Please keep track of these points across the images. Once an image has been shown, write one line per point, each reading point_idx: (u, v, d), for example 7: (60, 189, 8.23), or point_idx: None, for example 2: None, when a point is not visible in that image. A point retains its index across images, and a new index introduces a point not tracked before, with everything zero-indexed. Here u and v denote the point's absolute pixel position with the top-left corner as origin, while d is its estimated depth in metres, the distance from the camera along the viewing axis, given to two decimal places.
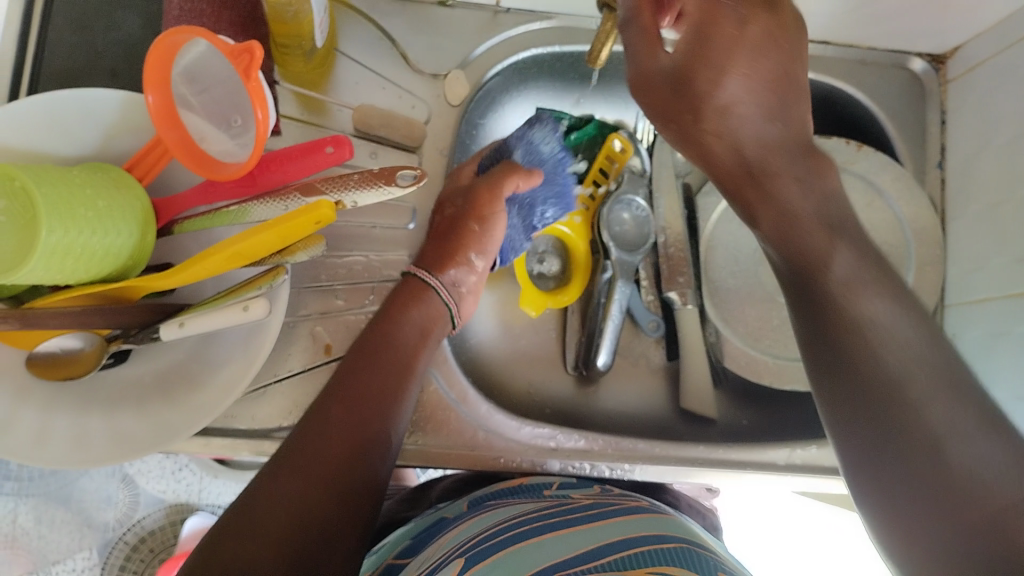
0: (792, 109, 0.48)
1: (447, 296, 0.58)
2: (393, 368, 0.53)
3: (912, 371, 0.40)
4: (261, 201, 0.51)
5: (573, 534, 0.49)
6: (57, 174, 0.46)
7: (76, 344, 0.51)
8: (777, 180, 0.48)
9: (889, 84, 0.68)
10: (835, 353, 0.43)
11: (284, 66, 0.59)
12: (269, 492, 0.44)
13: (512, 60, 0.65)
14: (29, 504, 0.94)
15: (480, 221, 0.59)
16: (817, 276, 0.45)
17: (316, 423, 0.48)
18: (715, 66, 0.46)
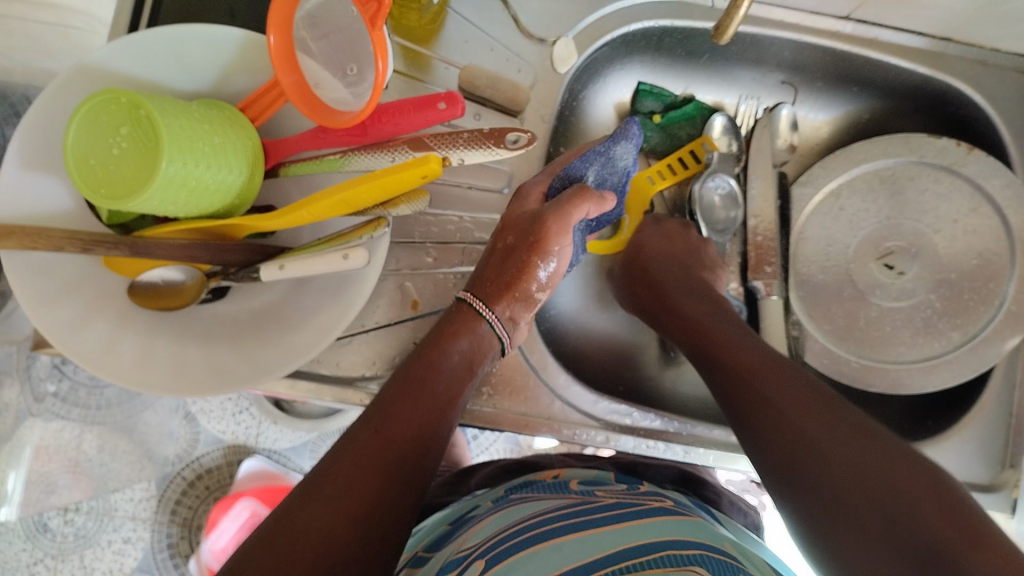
0: (684, 242, 0.65)
1: (498, 328, 0.56)
2: (429, 402, 0.51)
3: (854, 457, 0.43)
4: (363, 153, 0.52)
5: (610, 532, 0.48)
6: (179, 106, 0.48)
7: (177, 277, 0.53)
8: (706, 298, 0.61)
9: (1008, 88, 0.66)
10: (775, 449, 0.47)
11: (397, 20, 0.60)
12: (297, 519, 0.43)
13: (621, 32, 0.64)
14: (94, 432, 0.99)
15: (542, 254, 0.56)
16: (737, 387, 0.51)
17: (344, 457, 0.47)
18: (647, 248, 0.65)
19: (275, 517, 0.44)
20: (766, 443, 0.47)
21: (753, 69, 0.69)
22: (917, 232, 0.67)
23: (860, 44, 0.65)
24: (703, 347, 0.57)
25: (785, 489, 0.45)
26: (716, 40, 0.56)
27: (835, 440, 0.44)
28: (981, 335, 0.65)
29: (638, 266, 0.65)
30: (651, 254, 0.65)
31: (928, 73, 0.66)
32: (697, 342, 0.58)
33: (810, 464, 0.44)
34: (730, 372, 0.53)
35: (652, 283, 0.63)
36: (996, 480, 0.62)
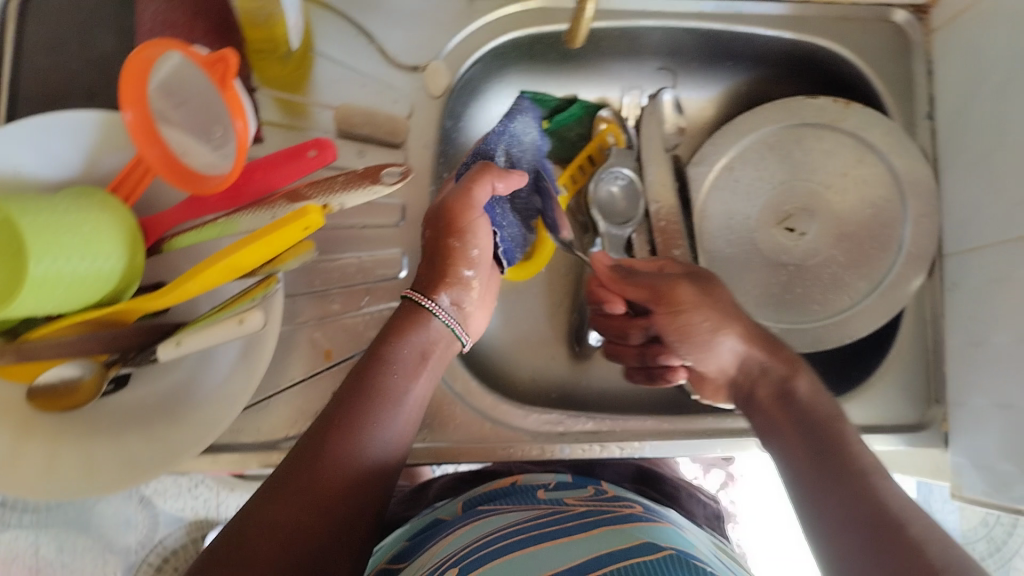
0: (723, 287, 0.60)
1: (447, 318, 0.55)
2: (393, 396, 0.51)
3: (929, 539, 0.42)
4: (250, 210, 0.50)
5: (585, 541, 0.48)
6: (41, 202, 0.46)
7: (74, 373, 0.50)
8: (792, 363, 0.55)
9: (873, 37, 0.68)
10: (847, 507, 0.45)
11: (261, 71, 0.58)
12: (262, 521, 0.44)
13: (491, 47, 0.64)
14: (50, 534, 0.89)
15: (459, 236, 0.56)
16: (832, 445, 0.49)
17: (311, 447, 0.47)
18: (701, 281, 0.59)
19: (240, 516, 0.44)
20: (849, 519, 0.44)
21: (630, 60, 0.70)
22: (810, 191, 0.69)
23: (725, 20, 0.66)
24: (801, 420, 0.52)
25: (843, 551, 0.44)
26: (570, 42, 0.59)
27: (913, 521, 0.43)
28: (886, 281, 0.66)
29: (702, 302, 0.57)
30: (721, 292, 0.58)
31: (797, 37, 0.67)
32: (788, 414, 0.53)
33: (889, 545, 0.42)
34: (837, 445, 0.49)
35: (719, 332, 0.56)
36: (924, 417, 0.65)
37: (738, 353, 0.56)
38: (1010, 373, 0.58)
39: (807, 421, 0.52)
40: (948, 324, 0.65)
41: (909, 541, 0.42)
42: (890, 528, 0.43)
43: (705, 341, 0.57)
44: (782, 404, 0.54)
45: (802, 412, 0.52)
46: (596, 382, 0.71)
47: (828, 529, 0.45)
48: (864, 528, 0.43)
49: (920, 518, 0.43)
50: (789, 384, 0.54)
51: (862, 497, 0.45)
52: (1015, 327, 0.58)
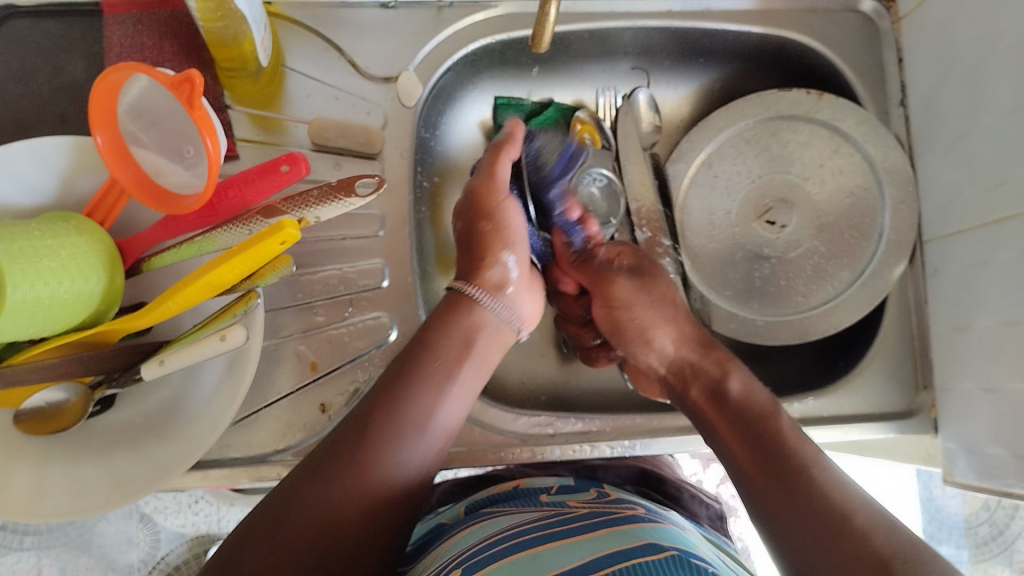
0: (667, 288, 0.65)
1: (490, 300, 0.59)
2: (439, 379, 0.54)
3: (867, 518, 0.43)
4: (227, 227, 0.50)
5: (587, 541, 0.47)
6: (15, 228, 0.45)
7: (60, 396, 0.51)
8: (726, 365, 0.58)
9: (841, 28, 0.68)
10: (784, 487, 0.47)
11: (233, 89, 0.59)
12: (304, 493, 0.46)
13: (461, 54, 0.65)
14: (53, 556, 0.88)
15: (490, 219, 0.60)
16: (768, 423, 0.52)
17: (360, 423, 0.50)
18: (649, 274, 0.65)
19: (284, 488, 0.47)
20: (799, 516, 0.45)
21: (602, 62, 0.71)
22: (789, 182, 0.69)
23: (693, 18, 0.67)
24: (738, 421, 0.53)
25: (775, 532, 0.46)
26: (535, 50, 0.58)
27: (848, 499, 0.45)
28: (869, 269, 0.66)
29: (634, 300, 0.64)
30: (661, 292, 0.64)
31: (766, 31, 0.68)
32: (721, 413, 0.55)
33: (819, 522, 0.44)
34: (775, 439, 0.50)
35: (655, 330, 0.63)
36: (913, 404, 0.65)
37: (675, 354, 0.61)
38: (996, 354, 0.58)
39: (744, 421, 0.53)
40: (931, 309, 0.65)
41: (852, 532, 0.42)
42: (835, 521, 0.43)
43: (638, 337, 0.63)
44: (715, 405, 0.56)
45: (739, 412, 0.54)
46: (586, 382, 0.72)
47: (774, 527, 0.46)
48: (799, 510, 0.45)
49: (861, 502, 0.44)
50: (719, 386, 0.57)
51: (808, 493, 0.46)
52: (997, 309, 0.58)
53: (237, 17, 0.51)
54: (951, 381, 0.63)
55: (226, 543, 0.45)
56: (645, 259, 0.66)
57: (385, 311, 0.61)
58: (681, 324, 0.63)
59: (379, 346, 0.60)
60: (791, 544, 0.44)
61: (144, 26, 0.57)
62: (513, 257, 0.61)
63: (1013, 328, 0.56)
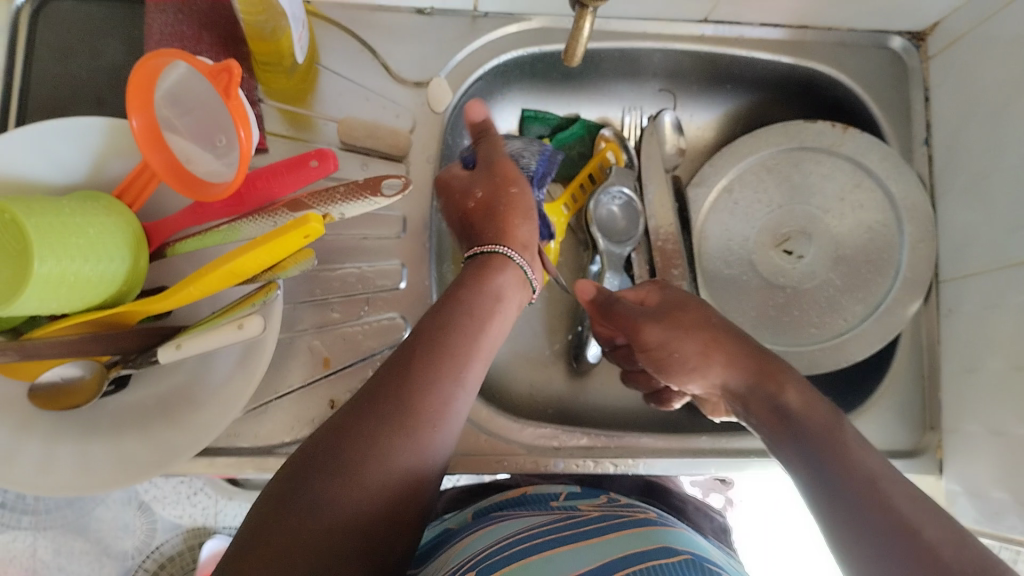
0: (696, 303, 0.59)
1: (522, 261, 0.58)
2: (474, 334, 0.52)
3: (939, 531, 0.40)
4: (250, 218, 0.51)
5: (602, 545, 0.47)
6: (47, 205, 0.46)
7: (76, 372, 0.51)
8: (776, 377, 0.53)
9: (869, 64, 0.69)
10: (849, 498, 0.43)
11: (267, 84, 0.60)
12: (349, 436, 0.45)
13: (492, 64, 0.66)
14: (48, 536, 0.86)
15: (514, 184, 0.60)
16: (829, 428, 0.48)
17: (394, 375, 0.48)
18: (676, 298, 0.60)
19: (327, 429, 0.45)
20: (866, 527, 0.42)
21: (630, 82, 0.71)
22: (808, 215, 0.70)
23: (724, 44, 0.68)
24: (796, 430, 0.49)
25: (845, 545, 0.43)
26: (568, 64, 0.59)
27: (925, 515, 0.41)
28: (882, 305, 0.67)
29: (669, 338, 0.57)
30: (691, 316, 0.58)
31: (794, 62, 0.69)
32: (780, 427, 0.50)
33: (894, 540, 0.40)
34: (837, 448, 0.46)
35: (700, 357, 0.57)
36: (920, 444, 0.65)
37: (724, 376, 0.56)
38: (1008, 399, 0.58)
39: (803, 433, 0.49)
40: (943, 350, 0.65)
41: (926, 545, 0.39)
42: (904, 532, 0.40)
43: (679, 369, 0.58)
44: (777, 418, 0.51)
45: (796, 421, 0.50)
46: (593, 399, 0.72)
47: (847, 540, 0.42)
48: (870, 526, 0.42)
49: (931, 514, 0.41)
50: (776, 399, 0.52)
51: (876, 510, 0.42)
52: (1009, 351, 0.58)
53: (278, 12, 0.51)
54: (962, 424, 0.62)
55: (266, 491, 0.43)
56: (671, 288, 0.61)
57: (400, 312, 0.61)
58: (730, 331, 0.57)
59: (392, 346, 0.60)
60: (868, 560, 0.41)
61: (185, 15, 0.57)
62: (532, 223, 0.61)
63: None
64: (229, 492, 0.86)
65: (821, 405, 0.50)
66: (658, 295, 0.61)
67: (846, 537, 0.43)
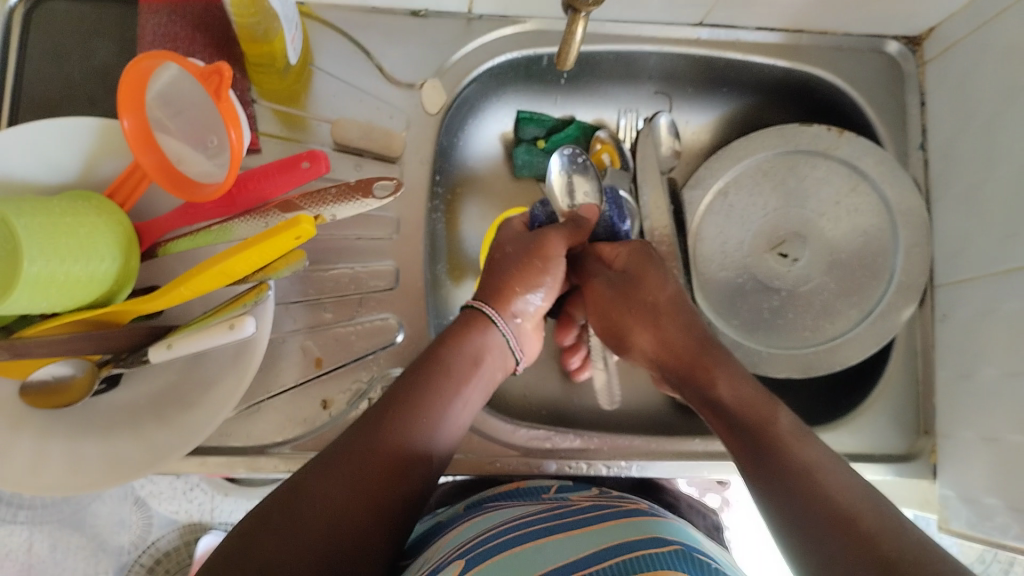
0: (654, 272, 0.60)
1: (507, 332, 0.58)
2: (449, 394, 0.53)
3: (874, 517, 0.41)
4: (243, 218, 0.51)
5: (589, 534, 0.48)
6: (37, 205, 0.46)
7: (67, 371, 0.51)
8: (710, 368, 0.54)
9: (865, 68, 0.69)
10: (788, 490, 0.44)
11: (261, 85, 0.60)
12: (312, 492, 0.46)
13: (487, 66, 0.66)
14: (45, 531, 0.86)
15: (545, 261, 0.59)
16: (767, 424, 0.49)
17: (362, 434, 0.49)
18: (640, 270, 0.60)
19: (291, 483, 0.46)
20: (805, 519, 0.42)
21: (626, 84, 0.71)
22: (804, 219, 0.69)
23: (719, 47, 0.68)
24: (733, 425, 0.50)
25: (787, 536, 0.43)
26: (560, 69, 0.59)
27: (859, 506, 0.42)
28: (876, 309, 0.67)
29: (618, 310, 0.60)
30: (648, 290, 0.59)
31: (788, 65, 0.69)
32: (721, 423, 0.51)
33: (823, 528, 0.41)
34: (783, 446, 0.47)
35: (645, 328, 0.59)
36: (913, 448, 0.65)
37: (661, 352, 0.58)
38: (999, 406, 0.58)
39: (744, 426, 0.49)
40: (937, 355, 0.65)
41: (863, 536, 0.40)
42: (842, 525, 0.41)
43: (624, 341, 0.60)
44: (710, 411, 0.53)
45: (739, 416, 0.50)
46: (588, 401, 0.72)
47: (786, 532, 0.43)
48: (806, 514, 0.42)
49: (875, 507, 0.42)
50: (711, 389, 0.53)
51: (811, 498, 0.43)
52: (1002, 358, 0.58)
53: (271, 14, 0.51)
54: (955, 429, 0.62)
55: (225, 540, 0.44)
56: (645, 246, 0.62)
57: (394, 314, 0.61)
58: (677, 313, 0.59)
59: (384, 347, 0.60)
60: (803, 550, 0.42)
61: (178, 17, 0.57)
62: (543, 291, 0.60)
63: (1018, 379, 0.56)
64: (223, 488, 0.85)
65: (757, 396, 0.51)
66: (620, 264, 0.62)
67: (786, 528, 0.43)
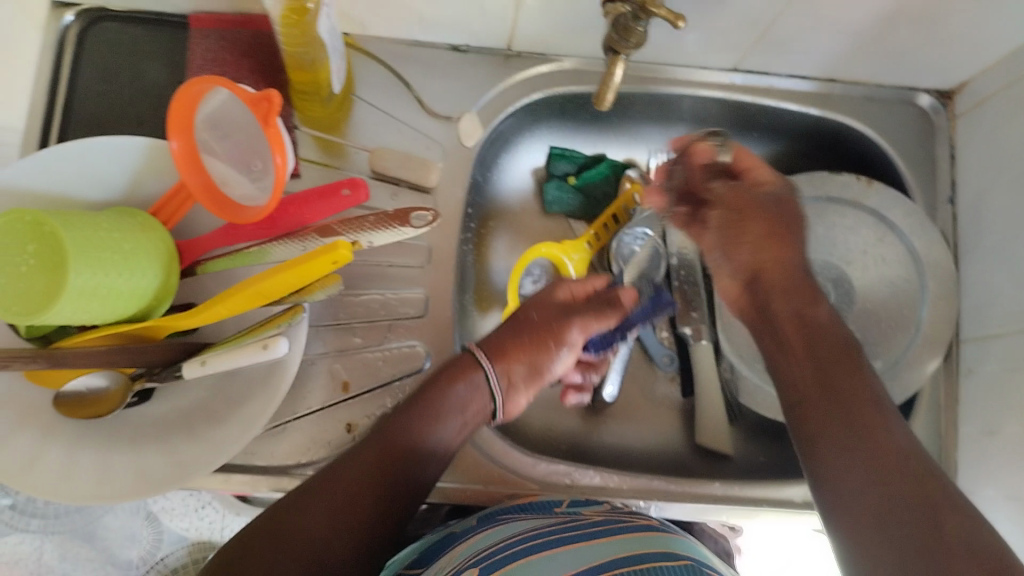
0: (786, 194, 0.59)
1: (496, 387, 0.56)
2: (435, 438, 0.53)
3: (939, 490, 0.43)
4: (281, 241, 0.52)
5: (599, 545, 0.48)
6: (84, 219, 0.47)
7: (100, 383, 0.53)
8: (815, 297, 0.55)
9: (896, 119, 0.70)
10: (861, 454, 0.46)
11: (303, 111, 0.61)
12: (296, 523, 0.47)
13: (524, 102, 0.67)
14: (54, 541, 0.86)
15: (556, 343, 0.59)
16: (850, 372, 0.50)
17: (345, 469, 0.50)
18: (782, 200, 0.58)
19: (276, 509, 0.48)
20: (878, 494, 0.44)
21: (659, 124, 0.72)
22: (830, 265, 0.71)
23: (754, 92, 0.69)
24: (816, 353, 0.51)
25: (847, 495, 0.45)
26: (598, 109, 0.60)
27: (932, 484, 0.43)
28: (901, 359, 0.67)
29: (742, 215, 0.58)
30: (787, 214, 0.58)
31: (821, 114, 0.70)
32: (806, 343, 0.52)
33: (902, 501, 0.43)
34: (859, 414, 0.48)
35: (777, 245, 0.57)
36: None
37: (764, 265, 0.57)
38: None
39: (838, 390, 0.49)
40: (962, 410, 0.65)
41: (906, 476, 0.44)
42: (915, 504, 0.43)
43: (739, 243, 0.58)
44: (797, 325, 0.54)
45: (827, 366, 0.51)
46: (608, 438, 0.72)
47: (849, 496, 0.45)
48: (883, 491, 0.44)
49: (939, 482, 0.44)
50: (805, 312, 0.54)
51: (887, 472, 0.44)
52: None
53: (320, 44, 0.53)
54: (978, 483, 0.62)
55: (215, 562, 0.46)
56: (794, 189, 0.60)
57: (422, 341, 0.62)
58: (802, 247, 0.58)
59: (412, 374, 0.61)
60: (860, 528, 0.43)
61: (227, 43, 0.60)
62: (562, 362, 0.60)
63: None
64: (235, 508, 0.85)
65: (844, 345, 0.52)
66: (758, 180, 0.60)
67: (853, 485, 0.45)
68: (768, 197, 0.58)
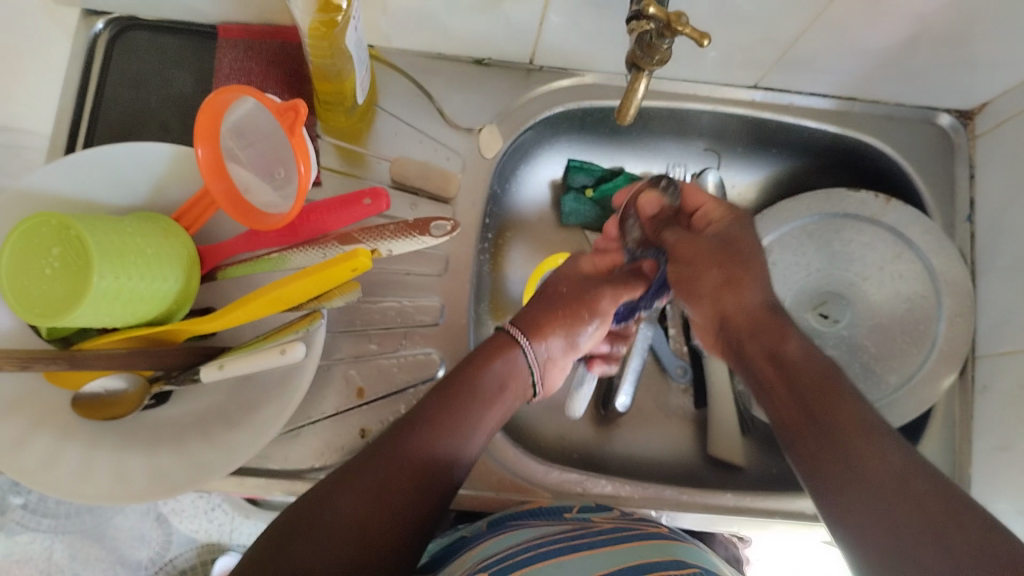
0: (739, 229, 0.62)
1: (531, 361, 0.60)
2: (474, 417, 0.54)
3: (953, 505, 0.43)
4: (301, 248, 0.53)
5: (609, 553, 0.48)
6: (108, 223, 0.48)
7: (118, 384, 0.53)
8: (782, 328, 0.57)
9: (916, 138, 0.70)
10: (863, 482, 0.46)
11: (326, 121, 0.62)
12: (335, 505, 0.47)
13: (544, 115, 0.68)
14: (65, 542, 0.86)
15: (589, 310, 0.64)
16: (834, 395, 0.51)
17: (382, 450, 0.50)
18: (733, 234, 0.62)
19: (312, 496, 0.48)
20: (890, 520, 0.44)
21: (676, 139, 0.73)
22: (846, 281, 0.71)
23: (774, 109, 0.69)
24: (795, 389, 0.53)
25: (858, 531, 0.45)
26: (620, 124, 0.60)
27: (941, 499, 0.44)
28: (917, 376, 0.67)
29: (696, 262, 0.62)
30: (742, 248, 0.61)
31: (839, 131, 0.70)
32: (787, 384, 0.54)
33: (913, 518, 0.43)
34: (852, 437, 0.49)
35: (732, 285, 0.60)
36: None
37: (736, 306, 0.60)
38: None
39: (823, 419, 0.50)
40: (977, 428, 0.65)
41: (912, 496, 0.44)
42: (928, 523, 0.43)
43: (711, 288, 0.61)
44: (774, 368, 0.55)
45: (808, 400, 0.52)
46: (620, 449, 0.72)
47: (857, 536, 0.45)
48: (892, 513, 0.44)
49: (947, 495, 0.44)
50: (779, 349, 0.56)
51: (890, 495, 0.45)
52: None
53: (345, 55, 0.53)
54: (992, 501, 0.62)
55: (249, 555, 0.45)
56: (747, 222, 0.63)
57: (437, 348, 0.63)
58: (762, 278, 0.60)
59: (426, 381, 0.61)
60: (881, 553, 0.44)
61: (254, 53, 0.61)
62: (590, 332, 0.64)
63: None
64: (245, 511, 0.85)
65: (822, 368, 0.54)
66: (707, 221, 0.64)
67: (861, 518, 0.45)
68: (721, 238, 0.62)
